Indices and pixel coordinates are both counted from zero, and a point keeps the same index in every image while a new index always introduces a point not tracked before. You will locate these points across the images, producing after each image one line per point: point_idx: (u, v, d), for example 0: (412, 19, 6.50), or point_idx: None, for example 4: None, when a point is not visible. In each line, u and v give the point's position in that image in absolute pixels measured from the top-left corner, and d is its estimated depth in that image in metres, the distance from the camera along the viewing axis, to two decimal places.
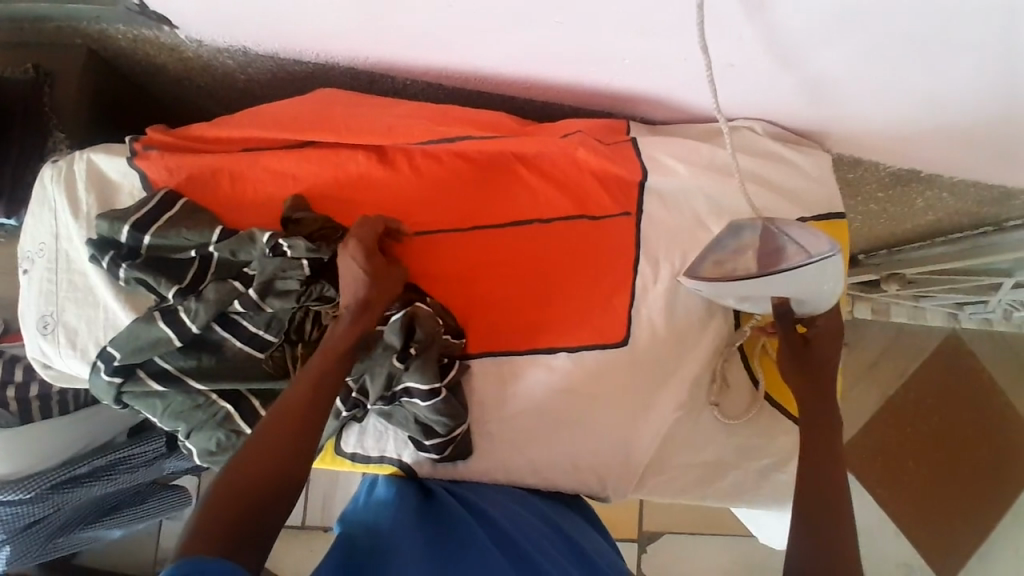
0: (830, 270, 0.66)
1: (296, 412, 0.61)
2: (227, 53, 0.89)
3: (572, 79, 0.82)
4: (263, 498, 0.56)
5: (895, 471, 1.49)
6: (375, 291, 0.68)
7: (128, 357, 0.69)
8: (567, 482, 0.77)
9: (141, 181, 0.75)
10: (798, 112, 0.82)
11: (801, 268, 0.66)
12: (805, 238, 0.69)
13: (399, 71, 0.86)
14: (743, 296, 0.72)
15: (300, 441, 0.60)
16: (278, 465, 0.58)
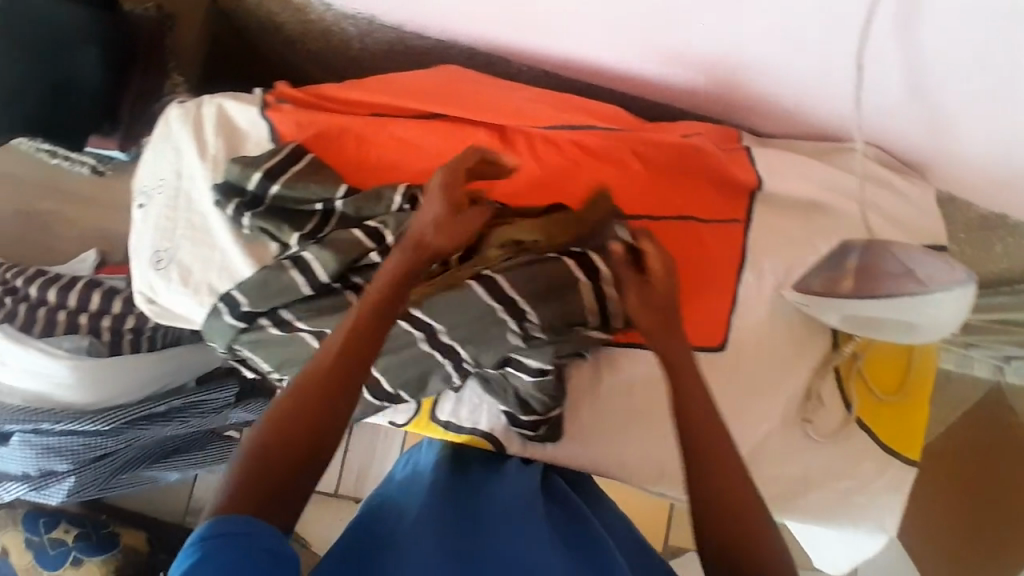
0: (961, 300, 0.68)
1: (311, 392, 0.58)
2: (352, 20, 0.88)
3: (695, 82, 0.82)
4: (282, 479, 0.56)
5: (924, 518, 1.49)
6: (433, 235, 0.64)
7: (255, 304, 0.70)
8: (652, 479, 0.79)
9: (270, 132, 0.76)
10: (912, 145, 0.81)
11: (933, 295, 0.69)
12: (930, 264, 0.72)
13: (523, 55, 0.86)
14: (861, 316, 0.73)
15: (317, 419, 0.58)
16: (302, 443, 0.57)
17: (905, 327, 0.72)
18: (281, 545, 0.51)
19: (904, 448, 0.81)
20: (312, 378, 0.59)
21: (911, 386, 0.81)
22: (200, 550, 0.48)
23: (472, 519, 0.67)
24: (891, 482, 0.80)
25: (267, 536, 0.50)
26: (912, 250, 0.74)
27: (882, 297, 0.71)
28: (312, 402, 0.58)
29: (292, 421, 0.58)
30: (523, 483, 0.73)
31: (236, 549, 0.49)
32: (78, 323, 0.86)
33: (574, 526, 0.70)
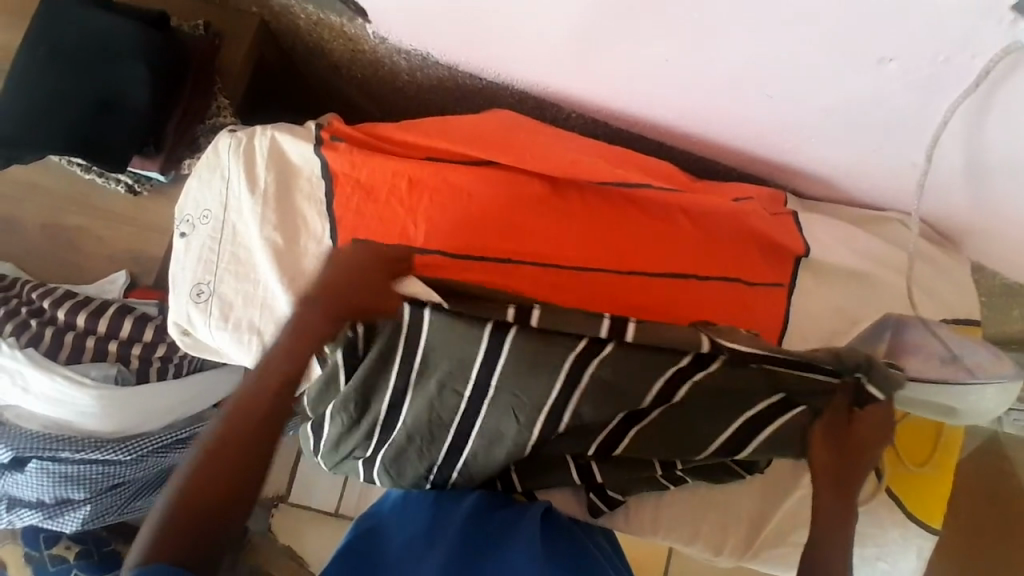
0: (1008, 393, 0.69)
1: (226, 445, 0.57)
2: (405, 55, 0.87)
3: (745, 147, 0.82)
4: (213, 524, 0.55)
5: None
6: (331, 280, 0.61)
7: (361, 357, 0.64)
8: (685, 538, 0.79)
9: (321, 168, 0.75)
10: (955, 221, 0.82)
11: (983, 386, 0.68)
12: (975, 353, 0.71)
13: (575, 105, 0.86)
14: (907, 397, 0.73)
15: (248, 464, 0.57)
16: (233, 483, 0.56)
17: (947, 408, 0.73)
18: None
19: (928, 516, 0.80)
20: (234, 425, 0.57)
21: (939, 459, 0.80)
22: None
23: (469, 557, 0.63)
24: (913, 551, 0.80)
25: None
26: (957, 336, 0.73)
27: (933, 381, 0.70)
28: (232, 450, 0.56)
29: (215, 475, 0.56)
30: (522, 518, 0.70)
31: None
32: (107, 350, 0.85)
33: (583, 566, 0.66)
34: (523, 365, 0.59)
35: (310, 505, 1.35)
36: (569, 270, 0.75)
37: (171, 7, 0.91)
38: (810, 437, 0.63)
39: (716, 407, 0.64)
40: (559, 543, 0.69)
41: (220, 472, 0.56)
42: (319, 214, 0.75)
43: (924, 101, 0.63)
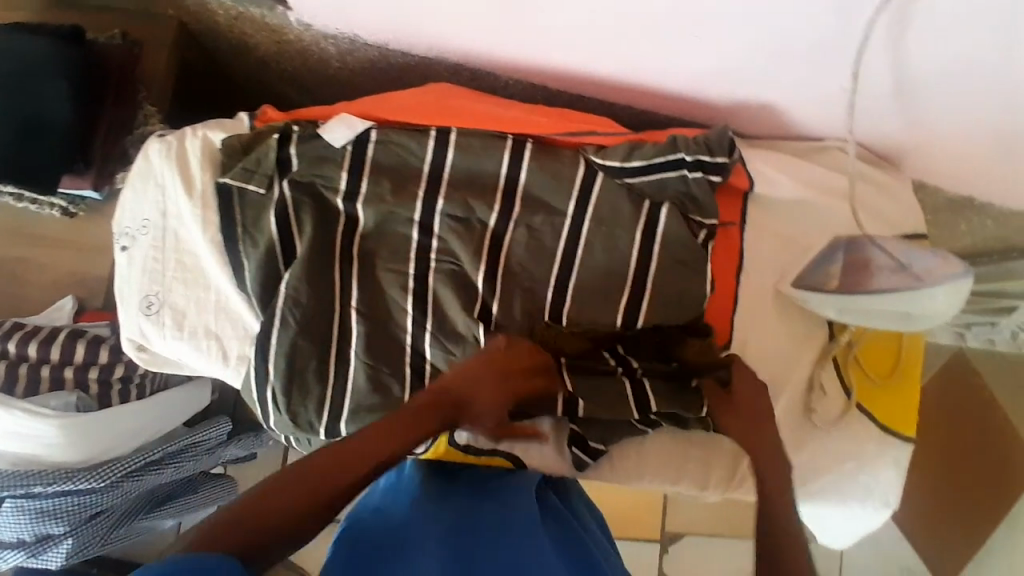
0: (957, 293, 0.72)
1: (327, 470, 0.61)
2: (332, 40, 0.85)
3: (682, 91, 0.83)
4: (277, 527, 0.56)
5: None
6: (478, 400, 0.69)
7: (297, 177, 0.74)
8: (669, 480, 0.80)
9: (260, 160, 0.73)
10: (890, 141, 0.85)
11: (930, 288, 0.72)
12: (922, 258, 0.75)
13: (510, 70, 0.86)
14: (853, 310, 0.76)
15: (313, 501, 0.59)
16: (292, 511, 0.57)
17: (901, 318, 0.76)
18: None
19: (900, 426, 0.82)
20: (337, 458, 0.62)
21: (902, 369, 0.83)
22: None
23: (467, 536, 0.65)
24: (890, 463, 0.82)
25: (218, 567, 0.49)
26: (898, 243, 0.77)
27: (877, 292, 0.74)
28: (329, 474, 0.61)
29: (306, 485, 0.59)
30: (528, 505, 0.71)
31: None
32: (63, 376, 0.83)
33: (573, 546, 0.69)
34: (459, 195, 0.75)
35: None
36: (524, 233, 0.75)
37: (86, 19, 0.89)
38: (707, 210, 0.77)
39: (627, 225, 0.75)
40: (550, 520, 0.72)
41: (314, 489, 0.60)
42: (262, 187, 0.72)
43: (846, 17, 0.64)
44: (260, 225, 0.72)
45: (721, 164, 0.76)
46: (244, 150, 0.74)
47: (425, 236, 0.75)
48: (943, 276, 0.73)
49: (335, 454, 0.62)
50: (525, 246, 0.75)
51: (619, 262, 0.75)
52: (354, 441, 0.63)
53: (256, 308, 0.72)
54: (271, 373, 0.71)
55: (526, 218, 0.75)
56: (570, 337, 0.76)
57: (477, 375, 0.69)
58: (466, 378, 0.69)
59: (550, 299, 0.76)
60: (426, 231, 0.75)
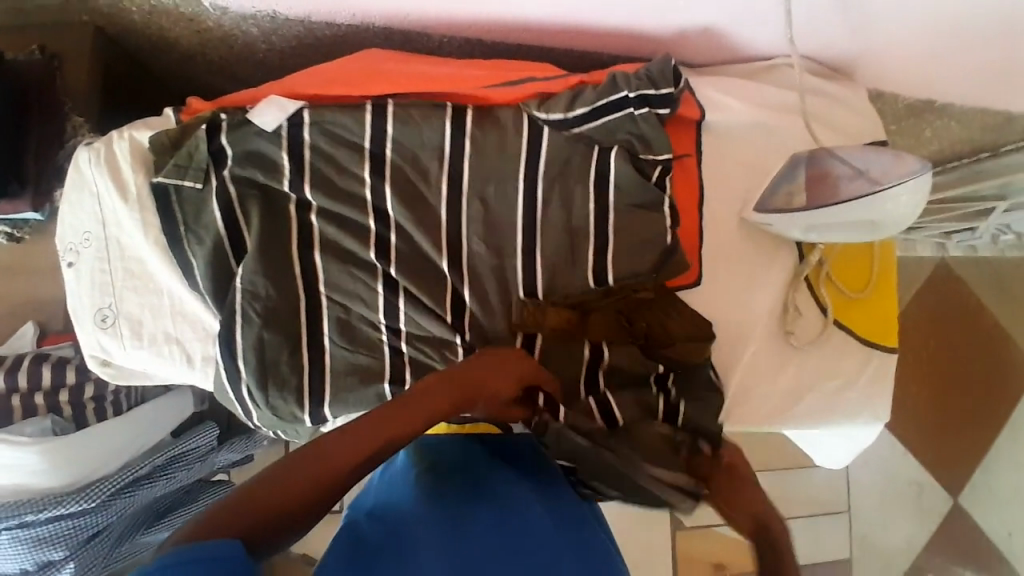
0: (920, 188, 0.72)
1: (320, 468, 0.54)
2: (252, 20, 0.83)
3: (618, 24, 0.81)
4: (266, 519, 0.50)
5: (912, 401, 1.62)
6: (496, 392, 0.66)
7: (235, 170, 0.71)
8: None
9: (193, 153, 0.71)
10: (834, 47, 0.84)
11: (893, 187, 0.72)
12: (880, 161, 0.76)
13: (440, 28, 0.84)
14: (820, 225, 0.75)
15: (325, 489, 0.54)
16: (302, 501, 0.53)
17: (869, 224, 0.75)
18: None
19: (881, 337, 0.82)
20: (327, 457, 0.55)
21: (876, 280, 0.82)
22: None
23: (458, 527, 0.60)
24: (874, 375, 0.81)
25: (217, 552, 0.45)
26: (857, 149, 0.78)
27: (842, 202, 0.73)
28: (321, 469, 0.54)
29: (307, 480, 0.53)
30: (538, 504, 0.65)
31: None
32: (35, 403, 0.82)
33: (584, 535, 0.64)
34: (405, 162, 0.73)
35: None
36: (473, 190, 0.73)
37: None
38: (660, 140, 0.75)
39: (581, 169, 0.74)
40: (549, 496, 0.66)
41: (315, 487, 0.54)
42: (199, 182, 0.70)
43: None
44: (206, 220, 0.71)
45: (668, 95, 0.74)
46: (174, 145, 0.71)
47: (373, 207, 0.73)
48: (902, 176, 0.73)
49: (328, 450, 0.55)
50: (479, 206, 0.73)
51: (576, 207, 0.74)
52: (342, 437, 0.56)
53: (212, 305, 0.70)
54: (242, 369, 0.69)
55: (477, 176, 0.73)
56: (550, 309, 0.74)
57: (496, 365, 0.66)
58: (485, 367, 0.66)
59: (513, 255, 0.74)
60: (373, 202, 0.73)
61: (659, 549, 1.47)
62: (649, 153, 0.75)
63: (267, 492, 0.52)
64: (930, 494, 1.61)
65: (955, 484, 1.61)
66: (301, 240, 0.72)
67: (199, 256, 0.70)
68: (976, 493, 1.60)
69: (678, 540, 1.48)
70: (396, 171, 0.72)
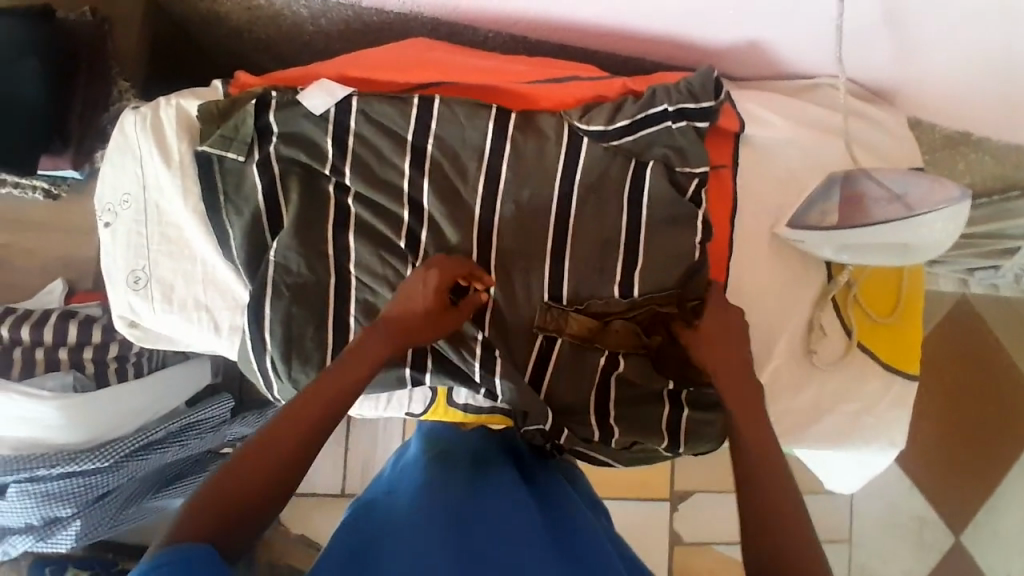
0: (952, 219, 0.73)
1: (285, 440, 0.55)
2: (304, 2, 0.85)
3: (664, 32, 0.82)
4: (247, 509, 0.51)
5: (918, 437, 1.61)
6: (423, 312, 0.65)
7: (281, 149, 0.72)
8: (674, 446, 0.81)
9: (239, 126, 0.72)
10: (878, 70, 0.85)
11: (925, 216, 0.73)
12: (917, 185, 0.75)
13: (487, 23, 0.85)
14: (851, 245, 0.75)
15: (298, 450, 0.55)
16: (275, 467, 0.54)
17: (900, 248, 0.75)
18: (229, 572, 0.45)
19: (904, 365, 0.81)
20: (289, 426, 0.56)
21: (903, 308, 0.82)
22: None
23: (462, 529, 0.59)
24: (895, 400, 0.81)
25: (203, 553, 0.45)
26: (895, 172, 0.77)
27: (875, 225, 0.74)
28: (287, 439, 0.55)
29: (277, 448, 0.54)
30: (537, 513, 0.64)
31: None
32: (59, 358, 0.84)
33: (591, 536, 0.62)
34: (446, 150, 0.73)
35: (315, 492, 1.33)
36: (509, 181, 0.74)
37: None
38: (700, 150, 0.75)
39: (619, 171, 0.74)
40: (549, 505, 0.66)
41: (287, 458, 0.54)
42: (241, 154, 0.72)
43: None
44: (246, 193, 0.72)
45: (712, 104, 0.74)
46: (221, 116, 0.72)
47: (409, 190, 0.73)
48: (937, 204, 0.73)
49: (288, 418, 0.56)
50: (514, 200, 0.74)
51: (609, 208, 0.74)
52: (293, 404, 0.57)
53: (244, 275, 0.71)
54: (269, 341, 0.69)
55: (513, 170, 0.74)
56: (572, 317, 0.75)
57: (409, 287, 0.66)
58: (403, 291, 0.66)
59: (544, 250, 0.74)
60: (409, 186, 0.73)
61: (656, 561, 1.47)
62: (685, 168, 0.75)
63: (251, 472, 0.53)
64: (932, 530, 1.60)
65: (958, 522, 1.60)
66: (336, 218, 0.72)
67: (236, 227, 0.71)
68: (978, 533, 1.59)
69: (675, 554, 1.48)
70: (435, 157, 0.73)
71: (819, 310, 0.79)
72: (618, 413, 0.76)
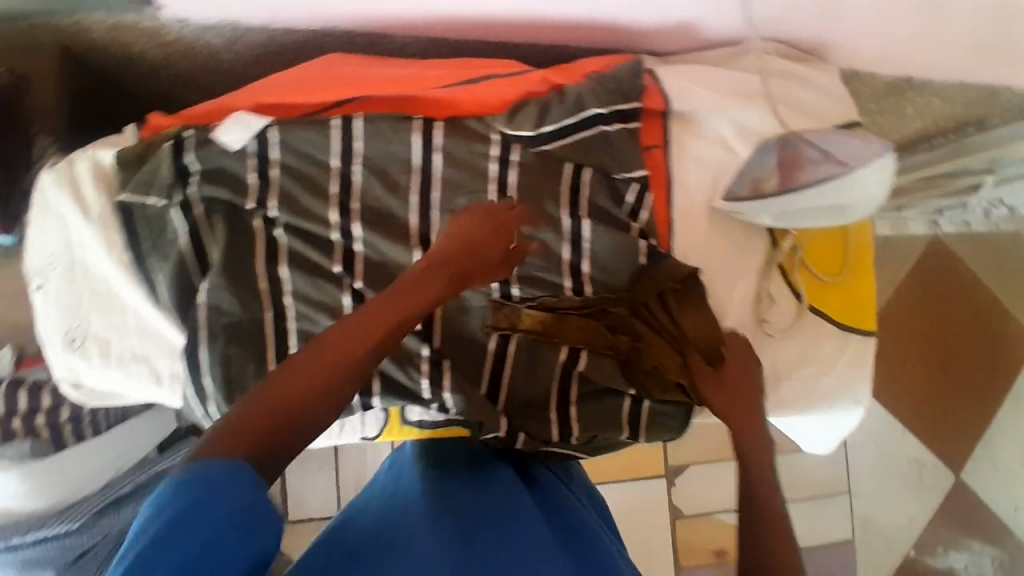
0: (881, 173, 0.73)
1: (323, 375, 0.49)
2: (212, 32, 0.81)
3: (580, 17, 0.80)
4: (273, 432, 0.47)
5: (908, 381, 1.60)
6: (472, 251, 0.64)
7: (203, 189, 0.70)
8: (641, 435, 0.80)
9: (157, 172, 0.70)
10: (806, 28, 0.83)
11: (857, 173, 0.73)
12: (846, 141, 0.74)
13: (401, 30, 0.82)
14: (788, 211, 0.76)
15: (346, 377, 0.50)
16: (316, 388, 0.49)
17: (836, 209, 0.76)
18: (263, 505, 0.46)
19: (860, 322, 0.81)
20: (321, 359, 0.50)
21: (851, 266, 0.82)
22: (156, 535, 0.43)
23: (459, 525, 0.60)
24: (852, 359, 0.81)
25: (254, 490, 0.45)
26: (824, 133, 0.76)
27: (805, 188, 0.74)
28: (337, 378, 0.50)
29: (326, 364, 0.50)
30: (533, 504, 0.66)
31: (226, 497, 0.44)
32: (13, 428, 0.83)
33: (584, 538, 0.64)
34: (367, 168, 0.72)
35: (310, 514, 1.33)
36: (441, 190, 0.72)
37: None
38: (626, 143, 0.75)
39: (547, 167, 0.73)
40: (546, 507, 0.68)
41: (317, 396, 0.49)
42: (162, 198, 0.70)
43: None
44: (174, 240, 0.71)
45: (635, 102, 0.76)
46: (139, 159, 0.71)
47: (338, 213, 0.71)
48: (864, 160, 0.73)
49: (335, 338, 0.51)
50: (443, 209, 0.72)
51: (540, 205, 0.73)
52: (338, 337, 0.51)
53: (178, 321, 0.70)
54: (209, 386, 0.68)
55: (439, 181, 0.72)
56: (525, 312, 0.74)
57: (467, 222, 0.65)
58: (466, 227, 0.65)
59: None
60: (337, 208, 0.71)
61: (659, 539, 1.47)
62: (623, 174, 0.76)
63: (307, 385, 0.49)
64: (931, 471, 1.60)
65: (956, 460, 1.60)
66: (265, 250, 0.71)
67: (167, 275, 0.70)
68: (977, 467, 1.60)
69: (678, 529, 1.48)
70: (363, 177, 0.71)
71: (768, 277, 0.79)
72: (578, 409, 0.76)
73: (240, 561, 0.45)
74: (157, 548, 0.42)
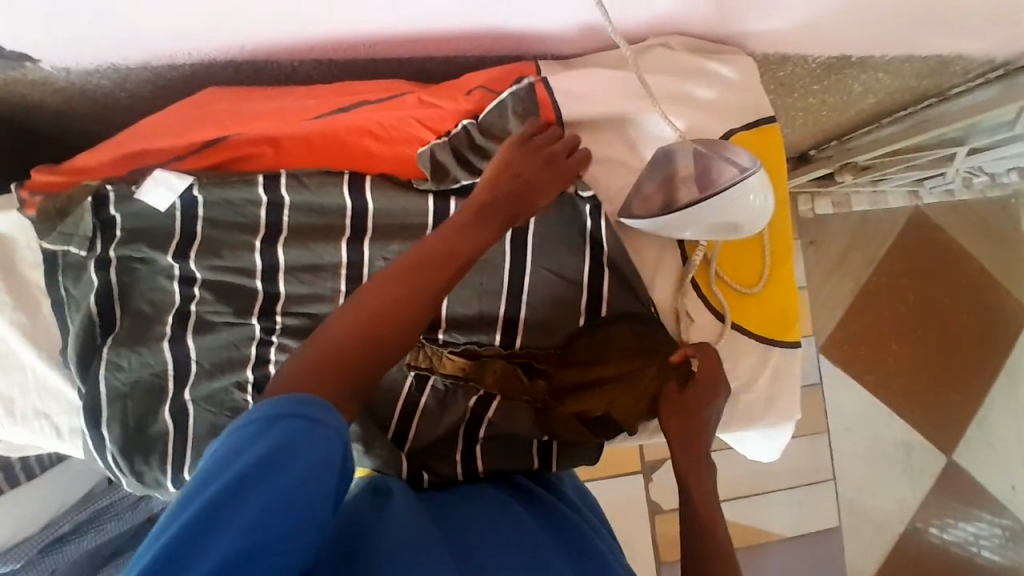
0: (757, 189, 0.69)
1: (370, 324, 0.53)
2: (98, 74, 0.80)
3: (464, 29, 0.75)
4: (355, 373, 0.52)
5: (893, 363, 1.54)
6: (539, 173, 0.65)
7: (122, 243, 0.72)
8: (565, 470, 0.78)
9: (57, 229, 0.71)
10: (711, 21, 0.76)
11: (732, 192, 0.69)
12: (719, 158, 0.71)
13: (285, 55, 0.79)
14: (676, 228, 0.73)
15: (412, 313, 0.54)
16: (374, 329, 0.53)
17: (727, 226, 0.72)
18: (330, 445, 0.47)
19: (782, 333, 0.79)
20: (383, 304, 0.53)
21: (771, 276, 0.79)
22: (226, 486, 0.42)
23: (461, 538, 0.59)
24: (775, 373, 0.78)
25: (340, 439, 0.47)
26: (713, 145, 0.71)
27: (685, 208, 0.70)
28: (381, 332, 0.53)
29: (366, 312, 0.53)
30: (529, 516, 0.64)
31: (300, 439, 0.46)
32: None
33: (578, 544, 0.61)
34: (255, 214, 0.72)
35: None
36: (330, 230, 0.72)
37: None
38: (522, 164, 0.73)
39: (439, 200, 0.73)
40: (546, 512, 0.66)
41: (374, 346, 0.53)
42: (83, 249, 0.72)
43: None
44: (81, 294, 0.72)
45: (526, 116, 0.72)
46: (57, 214, 0.71)
47: (226, 259, 0.72)
48: (735, 178, 0.69)
49: (376, 287, 0.54)
50: (330, 250, 0.72)
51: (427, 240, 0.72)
52: (391, 283, 0.54)
53: (77, 376, 0.72)
54: (107, 439, 0.70)
55: (329, 225, 0.73)
56: (446, 356, 0.76)
57: (519, 152, 0.66)
58: (524, 157, 0.66)
59: None
60: (226, 256, 0.72)
61: (637, 534, 1.46)
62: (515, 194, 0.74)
63: (352, 328, 0.53)
64: (922, 453, 1.55)
65: (948, 439, 1.55)
66: (153, 303, 0.72)
67: (77, 327, 0.72)
68: (969, 445, 1.55)
69: (657, 525, 1.46)
70: (252, 223, 0.72)
71: (683, 296, 0.76)
72: (485, 445, 0.75)
73: (301, 527, 0.44)
74: (226, 500, 0.42)
